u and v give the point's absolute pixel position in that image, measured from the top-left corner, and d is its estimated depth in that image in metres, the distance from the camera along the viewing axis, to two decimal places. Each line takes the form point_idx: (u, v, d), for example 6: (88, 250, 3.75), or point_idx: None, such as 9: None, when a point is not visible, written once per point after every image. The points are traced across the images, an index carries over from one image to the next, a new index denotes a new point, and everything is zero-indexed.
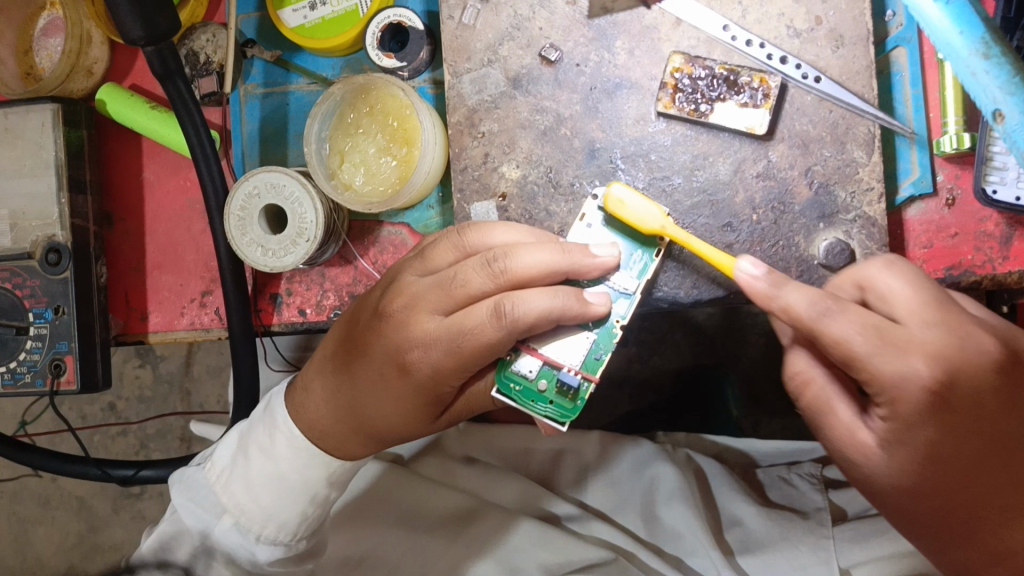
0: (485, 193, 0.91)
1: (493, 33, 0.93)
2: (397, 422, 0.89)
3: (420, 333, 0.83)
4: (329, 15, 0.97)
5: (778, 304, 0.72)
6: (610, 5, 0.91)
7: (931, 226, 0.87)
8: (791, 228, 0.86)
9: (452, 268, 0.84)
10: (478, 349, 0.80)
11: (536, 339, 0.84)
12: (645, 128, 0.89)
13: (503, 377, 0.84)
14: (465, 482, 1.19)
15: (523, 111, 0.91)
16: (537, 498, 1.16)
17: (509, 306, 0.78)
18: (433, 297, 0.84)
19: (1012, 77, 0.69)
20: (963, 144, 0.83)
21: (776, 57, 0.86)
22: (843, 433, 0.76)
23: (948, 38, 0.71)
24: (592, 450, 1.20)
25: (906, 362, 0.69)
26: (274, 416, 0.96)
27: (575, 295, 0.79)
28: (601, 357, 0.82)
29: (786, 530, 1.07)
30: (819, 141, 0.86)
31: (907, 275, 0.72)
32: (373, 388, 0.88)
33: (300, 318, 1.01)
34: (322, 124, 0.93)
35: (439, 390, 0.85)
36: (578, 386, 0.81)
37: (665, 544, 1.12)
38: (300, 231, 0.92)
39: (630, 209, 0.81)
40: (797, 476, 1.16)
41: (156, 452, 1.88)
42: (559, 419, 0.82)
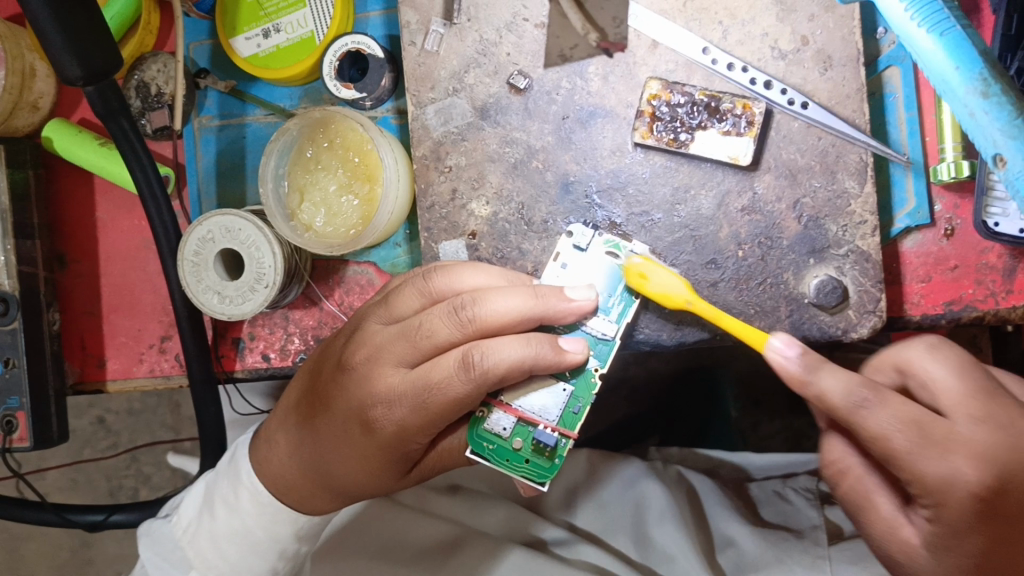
0: (455, 231, 0.86)
1: (458, 60, 0.87)
2: (363, 479, 0.83)
3: (384, 389, 0.78)
4: (284, 43, 0.91)
5: (812, 390, 0.65)
6: (569, 54, 0.85)
7: (929, 258, 0.81)
8: (779, 265, 0.80)
9: (417, 316, 0.79)
10: (445, 405, 0.75)
11: (508, 392, 0.78)
12: (622, 159, 0.83)
13: (475, 436, 0.79)
14: (444, 510, 1.14)
15: (491, 143, 0.86)
16: (524, 524, 1.12)
17: (477, 357, 0.73)
18: (397, 348, 0.78)
19: (1015, 119, 0.60)
20: (961, 172, 0.77)
21: (760, 82, 0.80)
22: (887, 532, 0.69)
23: (943, 75, 0.63)
24: (582, 471, 1.17)
25: (950, 462, 0.61)
26: (237, 469, 0.91)
27: (548, 341, 0.74)
28: (579, 410, 0.77)
29: (782, 551, 1.02)
30: (807, 170, 0.80)
31: (952, 359, 0.65)
32: (337, 444, 0.83)
33: (264, 363, 0.96)
34: (279, 160, 0.88)
35: (406, 448, 0.80)
36: (555, 444, 0.76)
37: (656, 565, 1.07)
38: (258, 276, 0.86)
39: (656, 283, 0.76)
40: (792, 492, 1.13)
41: (147, 465, 1.83)
42: (538, 480, 0.77)
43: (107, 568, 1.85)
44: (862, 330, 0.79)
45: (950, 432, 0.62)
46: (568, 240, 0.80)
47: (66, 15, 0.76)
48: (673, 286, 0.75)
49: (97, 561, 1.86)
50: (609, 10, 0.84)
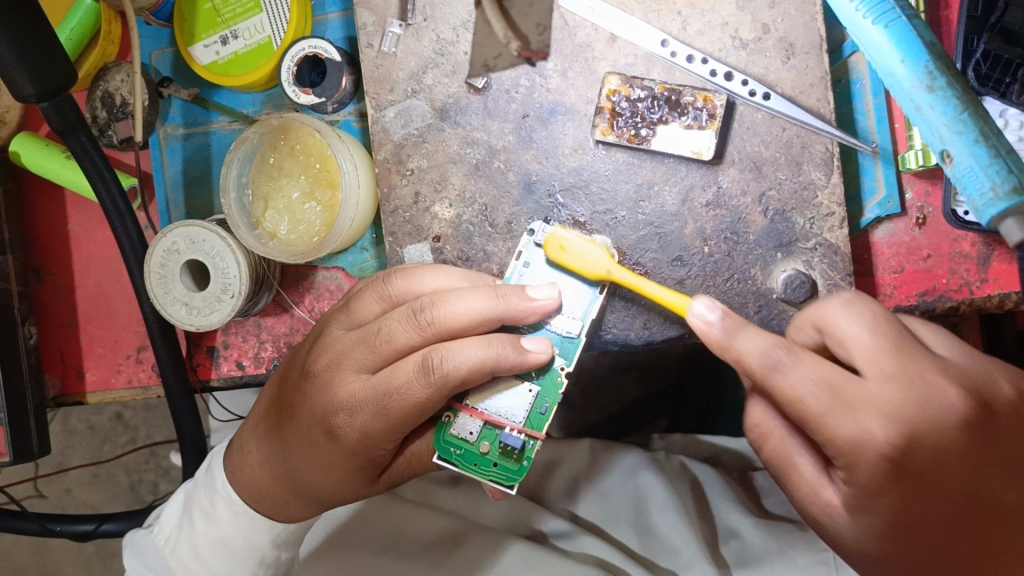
0: (419, 235, 0.85)
1: (416, 61, 0.85)
2: (332, 487, 0.83)
3: (346, 396, 0.78)
4: (242, 49, 0.90)
5: (732, 354, 0.63)
6: (493, 62, 0.84)
7: (902, 248, 0.79)
8: (746, 260, 0.78)
9: (378, 321, 0.78)
10: (407, 411, 0.74)
11: (473, 395, 0.77)
12: (584, 156, 0.81)
13: (442, 442, 0.77)
14: (448, 503, 1.15)
15: (452, 144, 0.84)
16: (527, 515, 1.12)
17: (437, 361, 0.72)
18: (358, 355, 0.78)
19: (959, 112, 0.63)
20: (929, 160, 0.75)
21: (721, 73, 0.78)
22: (809, 493, 0.65)
23: (891, 70, 0.65)
24: (584, 459, 1.15)
25: (859, 422, 0.58)
26: (215, 480, 0.91)
27: (510, 342, 0.72)
28: (546, 411, 0.75)
29: (784, 543, 1.03)
30: (773, 162, 0.78)
31: (867, 315, 0.61)
32: (305, 453, 0.82)
33: (238, 371, 0.95)
34: (241, 169, 0.87)
35: (372, 454, 0.79)
36: (523, 446, 0.74)
37: (659, 558, 1.06)
38: (224, 286, 0.86)
39: (573, 256, 0.74)
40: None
41: (166, 459, 1.80)
42: (507, 483, 0.75)
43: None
44: None
45: (861, 391, 0.59)
46: (529, 238, 0.79)
47: (23, 46, 0.75)
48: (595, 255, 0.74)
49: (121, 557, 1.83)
50: (532, 18, 0.83)
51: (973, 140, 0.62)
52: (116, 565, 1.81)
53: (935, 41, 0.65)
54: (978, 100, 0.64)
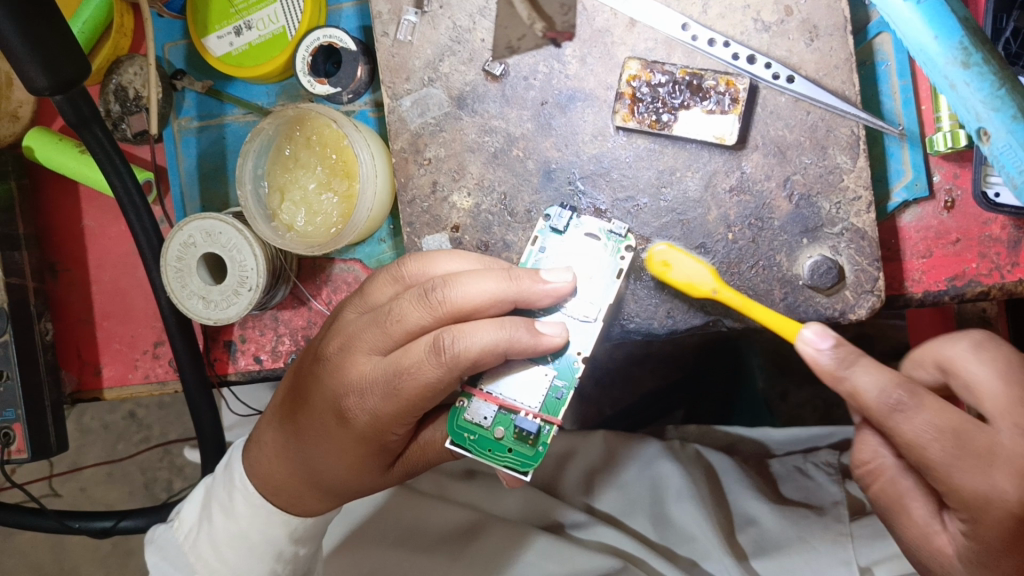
0: (437, 225, 0.84)
1: (432, 49, 0.84)
2: (345, 474, 0.83)
3: (357, 377, 0.78)
4: (256, 40, 0.89)
5: (845, 386, 0.66)
6: (516, 45, 0.82)
7: (929, 232, 0.78)
8: (771, 246, 0.77)
9: (389, 303, 0.78)
10: (418, 391, 0.74)
11: (486, 378, 0.76)
12: (604, 143, 0.80)
13: (455, 427, 0.75)
14: (462, 495, 1.15)
15: (470, 132, 0.83)
16: (544, 507, 1.11)
17: (448, 341, 0.72)
18: (370, 336, 0.78)
19: (997, 89, 0.62)
20: (958, 142, 0.73)
21: (743, 56, 0.77)
22: (920, 538, 0.69)
23: (922, 45, 0.63)
24: (600, 453, 1.14)
25: (988, 478, 0.62)
26: (232, 473, 0.91)
27: (524, 325, 0.71)
28: (562, 396, 0.74)
29: (804, 529, 1.03)
30: (797, 147, 0.76)
31: (998, 360, 0.65)
32: (318, 439, 0.82)
33: (256, 365, 0.95)
34: (257, 161, 0.86)
35: (384, 439, 0.79)
36: (538, 431, 0.72)
37: (676, 546, 1.06)
38: (241, 279, 0.85)
39: (679, 271, 0.75)
40: (813, 466, 1.12)
41: (180, 457, 1.80)
42: (521, 469, 0.74)
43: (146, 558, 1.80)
44: (860, 311, 0.75)
45: (992, 445, 0.62)
46: (546, 223, 0.78)
47: (36, 42, 0.74)
48: (698, 276, 0.74)
49: (138, 554, 1.81)
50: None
51: (1010, 117, 0.62)
52: (134, 563, 1.82)
53: (970, 15, 0.63)
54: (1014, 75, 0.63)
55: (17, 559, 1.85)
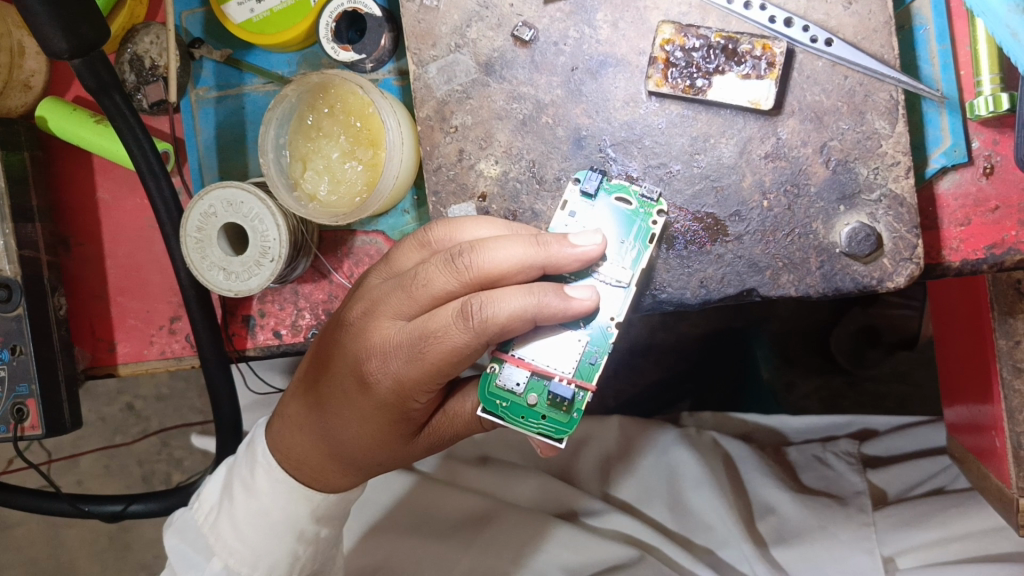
0: (464, 194, 0.82)
1: (459, 14, 0.83)
2: (366, 443, 0.82)
3: (380, 341, 0.77)
4: (278, 6, 0.87)
5: None
6: None
7: (968, 200, 0.77)
8: (807, 214, 0.75)
9: (415, 267, 0.77)
10: (443, 355, 0.72)
11: (519, 344, 0.74)
12: (636, 110, 0.79)
13: (487, 394, 0.73)
14: (475, 482, 1.20)
15: (498, 99, 0.81)
16: (554, 493, 1.16)
17: (476, 307, 0.70)
18: (394, 300, 0.76)
19: None
20: (1000, 106, 0.72)
21: (780, 19, 0.76)
22: None
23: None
24: (616, 439, 1.21)
25: None
26: (254, 450, 0.90)
27: (553, 289, 0.69)
28: (596, 361, 0.73)
29: (825, 518, 1.08)
30: (834, 112, 0.75)
31: None
32: (341, 407, 0.81)
33: (276, 340, 0.93)
34: (280, 130, 0.84)
35: (406, 407, 0.78)
36: (572, 398, 0.71)
37: (693, 535, 1.12)
38: (264, 250, 0.83)
39: None
40: (833, 456, 1.18)
41: (179, 450, 1.77)
42: (555, 437, 0.72)
43: (145, 552, 1.78)
44: (898, 279, 0.74)
45: None
46: (576, 187, 0.76)
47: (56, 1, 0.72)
48: None
49: (135, 546, 1.79)
50: None
51: None
52: (131, 557, 1.79)
53: None
54: None
55: (12, 554, 1.81)
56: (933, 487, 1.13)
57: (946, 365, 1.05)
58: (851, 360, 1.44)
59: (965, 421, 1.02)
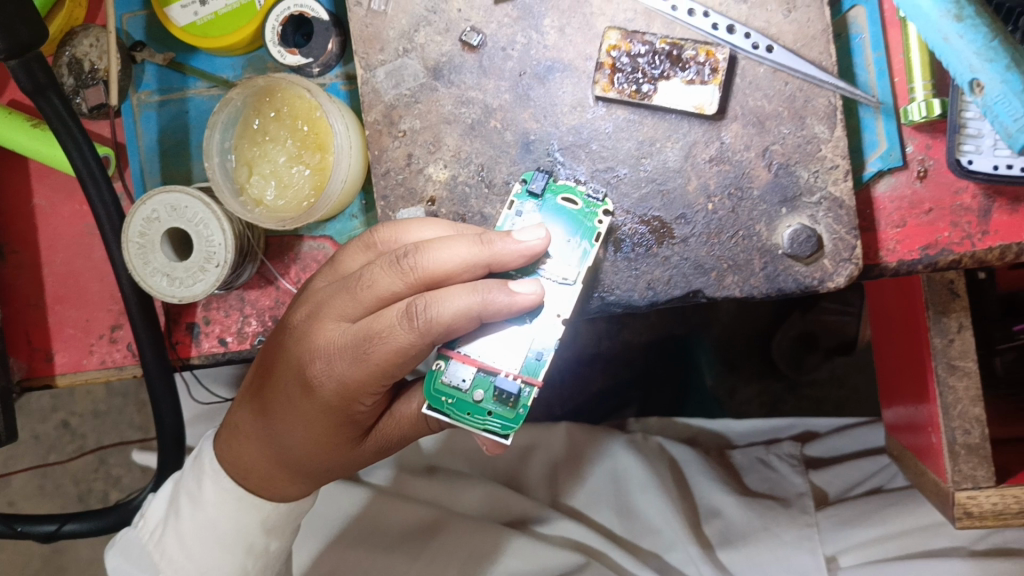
0: (412, 198, 0.82)
1: (407, 19, 0.83)
2: (312, 447, 0.81)
3: (324, 343, 0.76)
4: (222, 9, 0.87)
5: None
6: None
7: (903, 202, 0.79)
8: (750, 216, 0.77)
9: (360, 269, 0.76)
10: (388, 356, 0.72)
11: (464, 341, 0.74)
12: (583, 114, 0.80)
13: (432, 391, 0.74)
14: (423, 492, 1.19)
15: (446, 103, 0.82)
16: (501, 502, 1.17)
17: (421, 307, 0.70)
18: (339, 302, 0.76)
19: (989, 40, 0.64)
20: (932, 111, 0.75)
21: (722, 26, 0.78)
22: None
23: (916, 1, 0.66)
24: (562, 445, 1.22)
25: None
26: (201, 461, 0.88)
27: (498, 286, 0.69)
28: (543, 357, 0.73)
29: (768, 520, 1.10)
30: (776, 117, 0.77)
31: None
32: (285, 412, 0.80)
33: (220, 348, 0.91)
34: (224, 134, 0.84)
35: (351, 410, 0.77)
36: (518, 393, 0.72)
37: (640, 540, 1.13)
38: (208, 255, 0.82)
39: None
40: (776, 458, 1.21)
41: (117, 467, 1.72)
42: (501, 432, 0.73)
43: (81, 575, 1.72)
44: (838, 279, 0.75)
45: None
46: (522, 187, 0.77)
47: None
48: None
49: (70, 568, 1.73)
50: None
51: (1005, 66, 0.63)
52: None
53: None
54: (1007, 32, 0.65)
55: None
56: (871, 487, 1.16)
57: (886, 366, 1.08)
58: (790, 364, 1.46)
59: (903, 421, 1.04)
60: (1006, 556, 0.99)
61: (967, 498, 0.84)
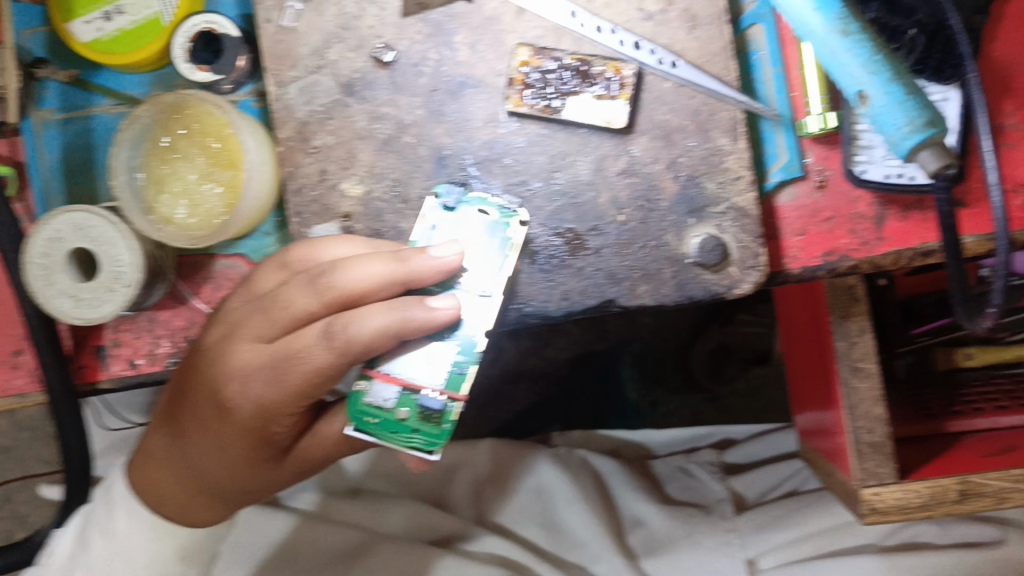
0: (327, 214, 0.82)
1: (319, 35, 0.83)
2: (230, 471, 0.80)
3: (240, 365, 0.75)
4: (128, 26, 0.85)
5: None
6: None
7: (804, 211, 0.82)
8: (660, 226, 0.79)
9: (276, 289, 0.76)
10: (305, 376, 0.72)
11: (385, 359, 0.74)
12: (496, 129, 0.81)
13: (356, 411, 0.74)
14: (347, 515, 1.18)
15: (359, 120, 0.82)
16: (426, 520, 1.16)
17: (340, 327, 0.70)
18: (253, 323, 0.75)
19: (873, 54, 0.67)
20: (828, 124, 0.79)
21: (630, 43, 0.80)
22: None
23: (804, 18, 0.69)
24: (486, 462, 1.22)
25: None
26: (111, 490, 0.86)
27: (416, 303, 0.70)
28: (465, 371, 0.74)
29: (691, 527, 1.13)
30: (681, 130, 0.80)
31: None
32: (200, 436, 0.79)
33: (131, 371, 0.89)
34: (132, 152, 0.81)
35: (268, 431, 0.77)
36: (442, 409, 0.73)
37: (565, 553, 1.13)
38: (116, 276, 0.80)
39: None
40: (695, 466, 1.25)
41: (23, 504, 1.65)
42: (427, 449, 0.73)
43: None
44: (744, 287, 0.78)
45: None
46: (436, 201, 0.78)
47: None
48: None
49: None
50: None
51: (887, 79, 0.67)
52: None
53: None
54: (887, 46, 0.69)
55: None
56: (787, 490, 1.19)
57: (796, 371, 1.11)
58: (709, 376, 1.48)
59: (813, 426, 1.08)
60: (913, 551, 1.04)
61: (872, 494, 0.87)
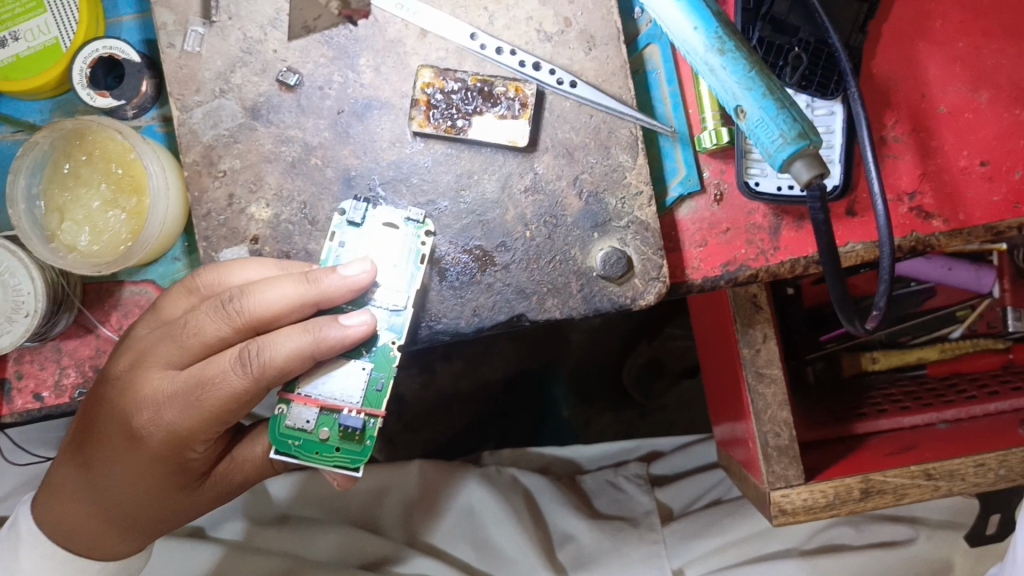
0: (235, 238, 0.82)
1: (222, 60, 0.83)
2: (145, 500, 0.79)
3: (151, 392, 0.75)
4: (24, 51, 0.85)
5: None
6: (312, 24, 0.83)
7: (704, 224, 0.85)
8: (566, 241, 0.81)
9: (184, 315, 0.75)
10: (221, 401, 0.72)
11: (304, 380, 0.75)
12: (402, 149, 0.82)
13: (278, 436, 0.74)
14: (275, 543, 1.16)
15: (265, 143, 0.82)
16: (354, 547, 1.15)
17: (254, 351, 0.70)
18: (164, 350, 0.75)
19: (747, 71, 0.70)
20: (721, 139, 0.82)
21: (529, 63, 0.82)
22: None
23: (686, 37, 0.72)
24: (416, 486, 1.20)
25: None
26: (19, 527, 0.84)
27: (328, 323, 0.70)
28: (382, 387, 0.75)
29: (619, 541, 1.14)
30: (583, 148, 0.82)
31: None
32: (111, 467, 0.78)
33: (35, 404, 0.87)
34: (31, 179, 0.81)
35: (183, 457, 0.76)
36: (363, 426, 0.73)
37: (496, 570, 1.14)
38: (16, 306, 0.80)
39: None
40: (624, 479, 1.25)
41: None
42: (352, 466, 0.74)
43: None
44: (648, 298, 0.81)
45: None
46: (341, 220, 0.79)
47: None
48: None
49: None
50: None
51: (761, 94, 0.69)
52: None
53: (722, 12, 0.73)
54: (764, 63, 0.72)
55: None
56: (711, 499, 1.22)
57: (713, 381, 1.14)
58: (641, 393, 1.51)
59: (729, 434, 1.11)
60: (830, 553, 1.08)
61: (781, 496, 0.90)
